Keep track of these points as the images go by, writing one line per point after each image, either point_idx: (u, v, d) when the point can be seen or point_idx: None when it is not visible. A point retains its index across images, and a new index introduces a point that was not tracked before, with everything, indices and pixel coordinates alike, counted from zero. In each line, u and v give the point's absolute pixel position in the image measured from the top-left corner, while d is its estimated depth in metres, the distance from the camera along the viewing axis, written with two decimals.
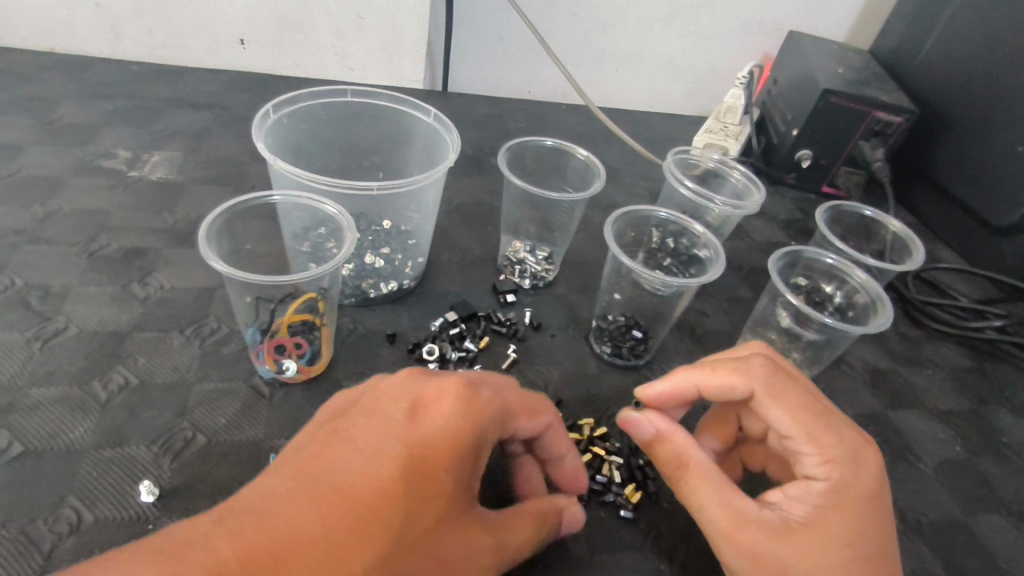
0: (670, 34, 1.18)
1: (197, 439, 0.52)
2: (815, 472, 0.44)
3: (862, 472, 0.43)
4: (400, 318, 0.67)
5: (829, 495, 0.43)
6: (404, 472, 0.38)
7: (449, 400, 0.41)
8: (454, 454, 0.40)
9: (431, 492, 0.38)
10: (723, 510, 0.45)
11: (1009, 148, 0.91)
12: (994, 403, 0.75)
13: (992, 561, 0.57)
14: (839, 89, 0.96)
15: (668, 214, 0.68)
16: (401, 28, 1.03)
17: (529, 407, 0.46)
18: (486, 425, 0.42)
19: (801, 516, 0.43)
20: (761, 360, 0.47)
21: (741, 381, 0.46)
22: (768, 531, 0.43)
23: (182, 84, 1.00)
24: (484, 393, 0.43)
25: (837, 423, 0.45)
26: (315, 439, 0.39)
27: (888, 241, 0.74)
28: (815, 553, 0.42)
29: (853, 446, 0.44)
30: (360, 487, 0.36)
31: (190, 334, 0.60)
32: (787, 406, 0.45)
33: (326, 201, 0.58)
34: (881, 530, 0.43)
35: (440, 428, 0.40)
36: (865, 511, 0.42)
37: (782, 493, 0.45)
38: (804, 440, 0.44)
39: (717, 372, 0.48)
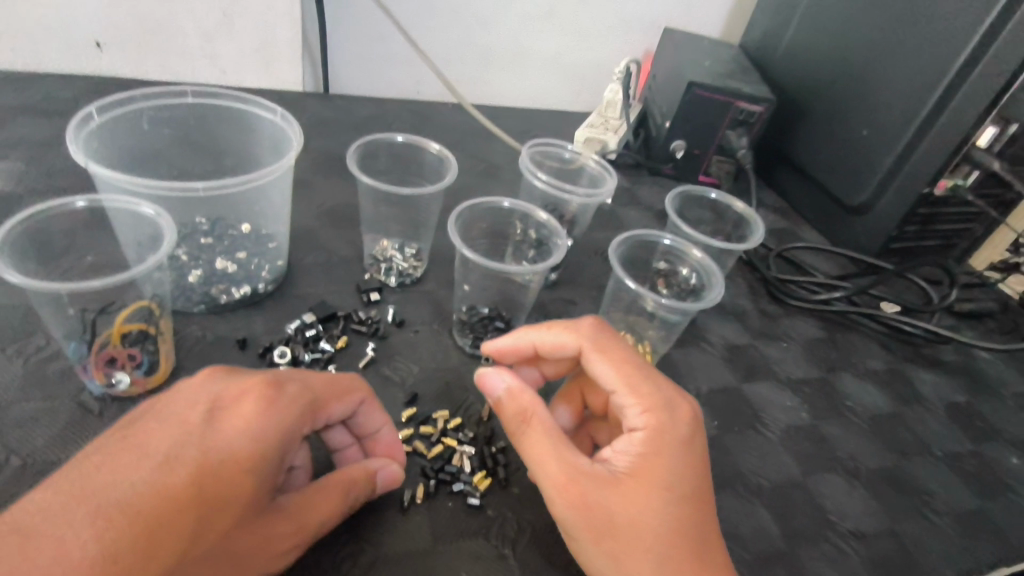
0: (552, 32, 1.20)
1: (8, 462, 0.49)
2: (635, 422, 0.46)
3: (676, 419, 0.46)
4: (254, 322, 0.66)
5: (648, 442, 0.45)
6: (203, 474, 0.37)
7: (250, 400, 0.41)
8: (259, 456, 0.39)
9: (234, 495, 0.38)
10: (559, 466, 0.46)
11: (855, 132, 0.98)
12: (841, 369, 0.80)
13: (823, 516, 0.61)
14: (704, 81, 1.01)
15: (512, 204, 0.69)
16: (274, 29, 1.01)
17: (338, 391, 0.47)
18: (294, 423, 0.42)
19: (626, 467, 0.44)
20: (589, 320, 0.52)
21: (571, 339, 0.51)
22: (596, 483, 0.44)
23: (32, 91, 0.94)
24: (292, 391, 0.43)
25: (656, 377, 0.48)
26: (98, 449, 0.36)
27: (736, 218, 0.80)
28: (638, 498, 0.43)
29: (666, 398, 0.47)
30: (147, 496, 0.34)
31: (12, 352, 0.57)
32: (610, 359, 0.49)
33: (140, 202, 0.55)
34: (697, 474, 0.45)
35: (242, 431, 0.39)
36: (679, 455, 0.45)
37: (612, 449, 0.47)
38: (625, 390, 0.47)
39: (552, 329, 0.52)
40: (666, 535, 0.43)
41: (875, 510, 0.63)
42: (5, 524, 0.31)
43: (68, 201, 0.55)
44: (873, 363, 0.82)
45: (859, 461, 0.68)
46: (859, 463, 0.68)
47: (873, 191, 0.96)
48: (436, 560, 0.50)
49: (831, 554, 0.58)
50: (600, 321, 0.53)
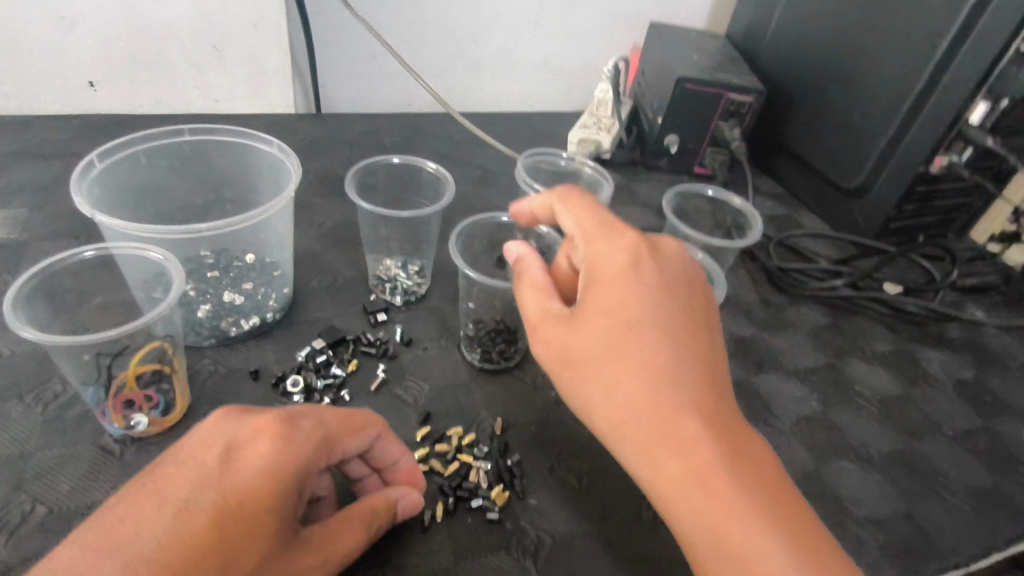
0: (539, 36, 1.21)
1: (37, 510, 0.50)
2: (580, 249, 0.53)
3: (616, 251, 0.51)
4: (265, 352, 0.67)
5: (594, 272, 0.50)
6: (219, 520, 0.37)
7: (263, 441, 0.41)
8: (275, 494, 0.39)
9: (254, 535, 0.38)
10: (548, 332, 0.51)
11: (848, 116, 0.97)
12: (849, 354, 0.80)
13: (839, 505, 0.62)
14: (693, 76, 1.01)
15: (509, 218, 0.70)
16: (263, 55, 1.02)
17: (353, 425, 0.47)
18: (309, 457, 0.42)
19: (583, 299, 0.49)
20: (565, 188, 0.58)
21: (545, 200, 0.58)
22: (562, 323, 0.49)
23: (29, 135, 0.95)
24: (306, 426, 0.43)
25: (616, 233, 0.53)
26: (121, 498, 0.38)
27: (734, 214, 0.79)
28: (608, 366, 0.46)
29: (616, 245, 0.51)
30: (165, 548, 0.36)
31: (32, 400, 0.58)
32: (596, 231, 0.52)
33: (150, 248, 0.56)
34: (660, 314, 0.48)
35: (257, 471, 0.39)
36: (625, 282, 0.49)
37: (598, 320, 0.49)
38: (577, 230, 0.54)
39: (566, 208, 0.56)
40: (634, 350, 0.46)
41: (891, 495, 0.64)
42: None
43: (75, 252, 0.56)
44: (880, 346, 0.83)
45: (872, 447, 0.68)
46: (872, 449, 0.68)
47: (870, 173, 0.95)
48: None
49: (850, 542, 0.58)
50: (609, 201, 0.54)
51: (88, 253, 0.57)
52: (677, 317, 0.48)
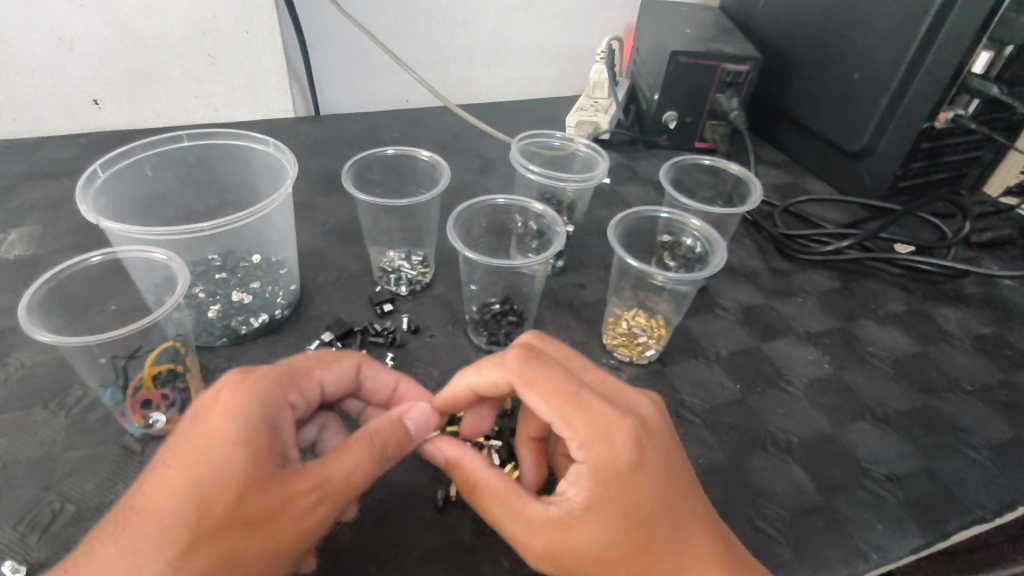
0: (530, 22, 1.20)
1: (65, 509, 0.52)
2: (577, 455, 0.43)
3: (617, 443, 0.42)
4: (277, 347, 0.68)
5: (594, 478, 0.42)
6: (189, 462, 0.39)
7: (223, 389, 0.43)
8: (237, 428, 0.40)
9: (233, 472, 0.39)
10: (517, 519, 0.45)
11: (847, 76, 0.96)
12: (861, 316, 0.79)
13: (857, 465, 0.61)
14: (687, 49, 1.00)
15: (506, 200, 0.70)
16: (257, 61, 1.03)
17: (326, 361, 0.52)
18: (267, 392, 0.44)
19: (579, 504, 0.43)
20: (517, 351, 0.47)
21: (500, 374, 0.48)
22: (554, 527, 0.44)
23: (40, 155, 0.98)
24: (261, 370, 0.46)
25: (587, 400, 0.44)
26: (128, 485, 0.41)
27: (734, 181, 0.79)
28: (595, 535, 0.42)
29: (606, 420, 0.43)
30: (151, 501, 0.38)
31: (55, 406, 0.59)
32: (538, 394, 0.45)
33: (153, 249, 0.57)
34: (656, 489, 0.42)
35: (223, 416, 0.41)
36: (631, 482, 0.42)
37: (566, 484, 0.45)
38: (561, 424, 0.44)
39: (483, 369, 0.50)
40: (636, 558, 0.42)
41: (909, 452, 0.63)
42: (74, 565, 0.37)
43: (83, 258, 0.57)
44: (893, 306, 0.82)
45: (889, 406, 0.68)
46: (889, 408, 0.67)
47: (874, 133, 0.94)
48: (476, 553, 0.51)
49: (869, 501, 0.58)
50: (525, 345, 0.48)
51: (96, 260, 0.59)
52: (669, 467, 0.43)
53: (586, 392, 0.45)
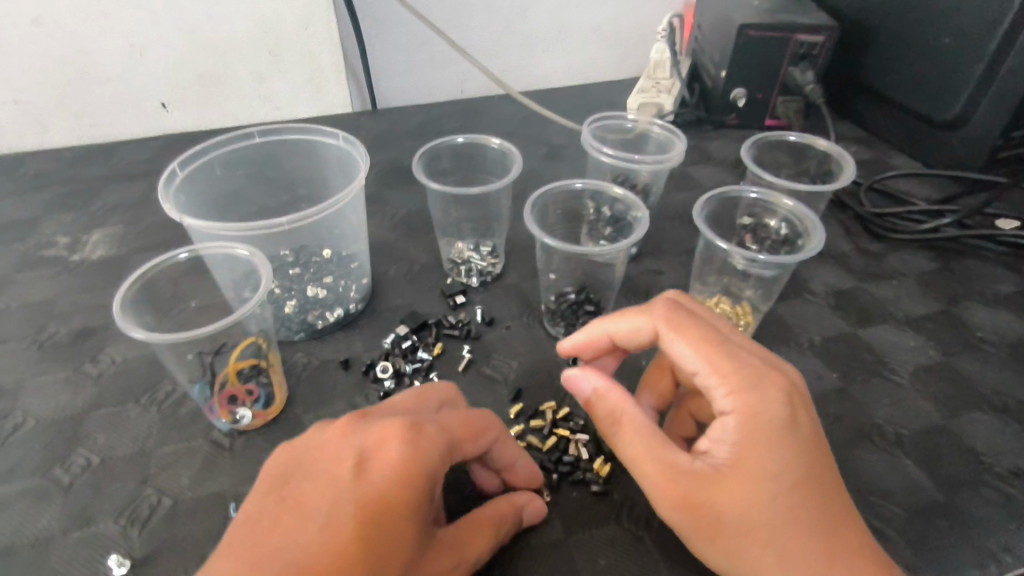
0: (587, 3, 1.17)
1: (163, 503, 0.52)
2: (724, 405, 0.41)
3: (769, 397, 0.40)
4: (353, 341, 0.68)
5: (744, 432, 0.40)
6: (361, 527, 0.38)
7: (394, 450, 0.41)
8: (408, 504, 0.40)
9: (389, 530, 0.38)
10: (656, 465, 0.42)
11: (937, 41, 0.88)
12: (965, 299, 0.73)
13: (978, 460, 0.56)
14: (756, 21, 0.95)
15: (584, 184, 0.68)
16: (318, 57, 1.03)
17: (476, 426, 0.47)
18: (436, 465, 0.42)
19: (726, 459, 0.40)
20: (662, 302, 0.47)
21: (645, 321, 0.46)
22: (696, 480, 0.40)
23: (117, 159, 1.00)
24: (430, 432, 0.43)
25: (737, 352, 0.42)
26: (264, 514, 0.38)
27: (819, 156, 0.74)
28: (746, 493, 0.39)
29: (757, 374, 0.41)
30: (315, 558, 0.36)
31: (146, 402, 0.61)
32: (688, 339, 0.43)
33: (235, 245, 0.58)
34: (806, 455, 0.39)
35: (389, 469, 0.40)
36: (783, 439, 0.39)
37: (709, 439, 0.42)
38: (709, 371, 0.42)
39: (626, 315, 0.48)
40: (785, 526, 0.38)
41: None
42: None
43: (171, 255, 0.58)
44: (1001, 287, 0.75)
45: (1008, 395, 0.62)
46: (1008, 398, 0.62)
47: (968, 102, 0.87)
48: (570, 552, 0.49)
49: (996, 499, 0.53)
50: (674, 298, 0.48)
51: (183, 257, 0.60)
52: (819, 441, 0.41)
53: (736, 344, 0.43)
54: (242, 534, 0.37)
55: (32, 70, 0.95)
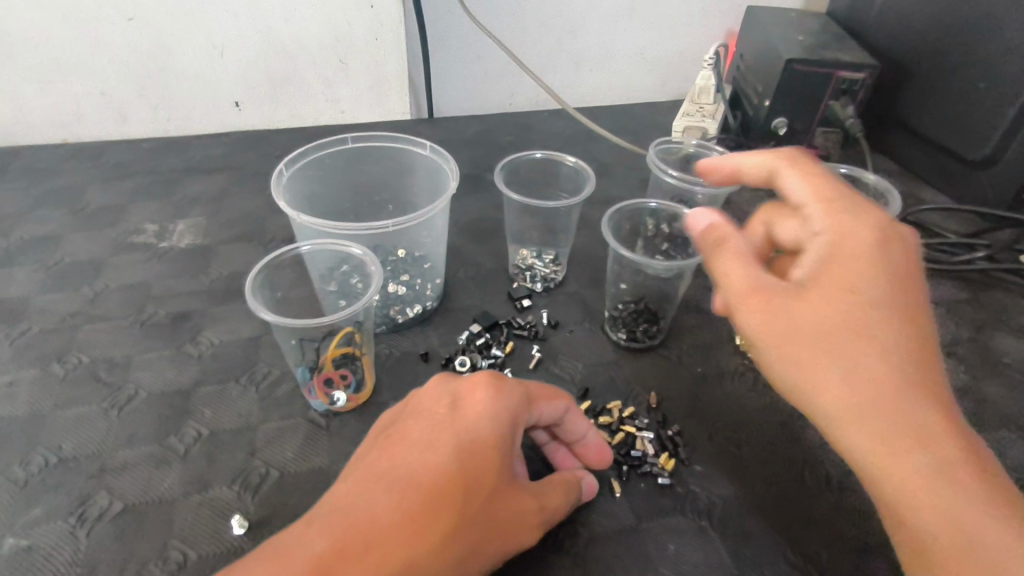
0: (635, 28, 1.23)
1: (271, 473, 0.58)
2: (821, 227, 0.46)
3: (864, 224, 0.45)
4: (430, 337, 0.73)
5: (833, 244, 0.45)
6: (458, 450, 0.44)
7: (481, 390, 0.48)
8: (495, 435, 0.46)
9: (476, 456, 0.44)
10: (740, 276, 0.46)
11: (973, 85, 0.95)
12: (993, 328, 0.79)
13: (1007, 474, 0.62)
14: (802, 57, 1.01)
15: (658, 204, 0.74)
16: (384, 66, 1.09)
17: (549, 396, 0.53)
18: (516, 406, 0.49)
19: (811, 274, 0.44)
20: (786, 149, 0.53)
21: (766, 157, 0.52)
22: (779, 291, 0.44)
23: (192, 152, 1.06)
24: (511, 382, 0.50)
25: (845, 195, 0.48)
26: (374, 446, 0.46)
27: (872, 191, 0.80)
28: (822, 298, 0.42)
29: (861, 211, 0.46)
30: (422, 474, 0.43)
31: (246, 381, 0.66)
32: (799, 175, 0.50)
33: (351, 244, 0.64)
34: (895, 277, 0.43)
35: (476, 410, 0.47)
36: (869, 257, 0.43)
37: (799, 264, 0.46)
38: (813, 197, 0.48)
39: (752, 155, 0.54)
40: (849, 333, 0.41)
41: None
42: (328, 506, 0.42)
43: (297, 248, 0.64)
44: None
45: None
46: None
47: (997, 146, 0.93)
48: (642, 537, 0.55)
49: None
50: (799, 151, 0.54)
51: (303, 250, 0.66)
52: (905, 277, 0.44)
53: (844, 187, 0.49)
54: (361, 462, 0.45)
55: (118, 65, 1.00)
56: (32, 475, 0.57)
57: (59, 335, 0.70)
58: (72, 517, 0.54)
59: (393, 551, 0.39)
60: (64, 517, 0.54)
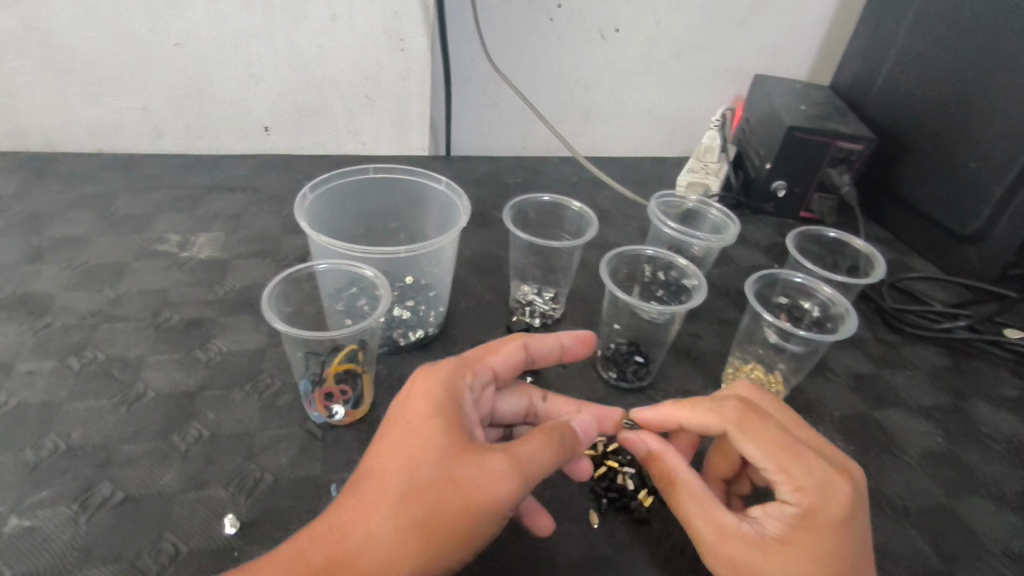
0: (648, 87, 1.30)
1: (266, 478, 0.60)
2: (788, 497, 0.49)
3: (830, 500, 0.48)
4: (429, 361, 0.77)
5: (798, 517, 0.48)
6: (399, 432, 0.48)
7: (415, 378, 0.53)
8: (434, 409, 0.50)
9: (416, 429, 0.48)
10: (706, 523, 0.52)
11: (963, 164, 1.00)
12: (972, 397, 0.82)
13: (976, 539, 0.64)
14: (803, 125, 1.07)
15: (654, 251, 0.78)
16: (408, 105, 1.16)
17: (495, 346, 0.59)
18: (449, 382, 0.53)
19: (774, 533, 0.49)
20: (734, 402, 0.53)
21: (715, 419, 0.54)
22: (743, 543, 0.50)
23: (219, 171, 1.12)
24: (441, 363, 0.55)
25: (808, 458, 0.49)
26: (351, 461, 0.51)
27: (856, 256, 0.86)
28: (781, 564, 0.48)
29: (824, 475, 0.48)
30: (374, 466, 0.47)
31: (249, 389, 0.69)
32: (756, 438, 0.51)
33: (364, 267, 0.68)
34: (856, 550, 0.47)
35: (412, 396, 0.51)
36: (834, 536, 0.47)
37: (762, 511, 0.51)
38: (775, 469, 0.50)
39: (700, 407, 0.56)
40: None
41: None
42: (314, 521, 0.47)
43: (314, 265, 0.68)
44: (1005, 390, 0.83)
45: (1005, 486, 0.70)
46: (1006, 488, 0.69)
47: (985, 220, 0.97)
48: (615, 568, 0.57)
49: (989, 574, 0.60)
50: (743, 402, 0.54)
51: (318, 268, 0.69)
52: (863, 548, 0.48)
53: (807, 448, 0.50)
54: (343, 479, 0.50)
55: (161, 85, 1.07)
56: (40, 460, 0.59)
57: (78, 331, 0.74)
58: (74, 503, 0.56)
59: (359, 537, 0.43)
60: (66, 503, 0.56)
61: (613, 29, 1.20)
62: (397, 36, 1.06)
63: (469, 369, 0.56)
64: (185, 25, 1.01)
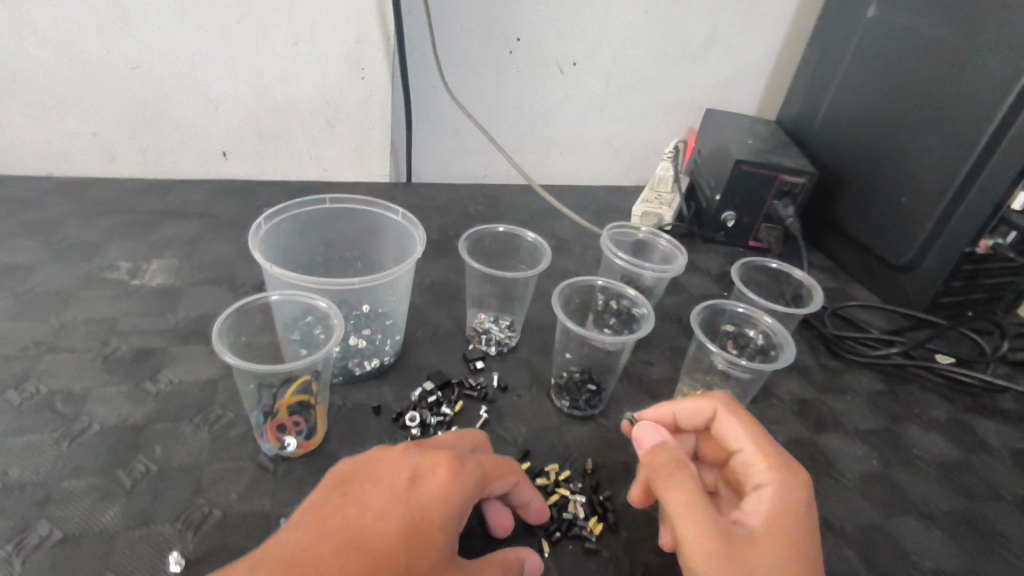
0: (605, 118, 1.34)
1: (214, 512, 0.59)
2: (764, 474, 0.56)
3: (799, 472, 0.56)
4: (384, 390, 0.77)
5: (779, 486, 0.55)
6: (408, 526, 0.47)
7: (441, 470, 0.50)
8: (447, 516, 0.48)
9: (422, 532, 0.47)
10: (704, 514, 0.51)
11: (895, 199, 1.06)
12: (906, 420, 0.86)
13: (906, 557, 0.67)
14: (750, 159, 1.11)
15: (605, 282, 0.81)
16: (368, 132, 1.17)
17: (502, 472, 0.56)
18: (470, 491, 0.51)
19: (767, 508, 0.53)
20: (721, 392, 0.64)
21: (708, 403, 0.63)
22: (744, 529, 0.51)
23: (174, 197, 1.11)
24: (470, 465, 0.52)
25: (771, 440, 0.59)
26: (329, 502, 0.48)
27: (797, 284, 0.90)
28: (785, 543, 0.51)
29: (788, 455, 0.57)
30: (371, 545, 0.45)
31: (199, 421, 0.68)
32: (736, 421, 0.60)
33: (317, 297, 0.69)
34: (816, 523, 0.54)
35: (433, 488, 0.49)
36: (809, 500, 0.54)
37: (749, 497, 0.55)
38: (751, 448, 0.58)
39: (694, 399, 0.64)
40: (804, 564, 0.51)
41: (952, 550, 0.68)
42: (273, 557, 0.44)
43: (267, 295, 0.68)
44: (936, 412, 0.88)
45: (934, 505, 0.74)
46: (935, 507, 0.73)
47: (916, 252, 1.03)
48: None
49: None
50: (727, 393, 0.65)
51: (271, 298, 0.70)
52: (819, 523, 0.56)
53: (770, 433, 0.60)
54: (313, 516, 0.47)
55: (114, 108, 1.06)
56: None
57: (20, 362, 0.72)
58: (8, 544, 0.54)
59: None
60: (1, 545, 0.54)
61: (571, 63, 1.24)
62: (358, 66, 1.07)
63: (486, 486, 0.53)
64: (143, 48, 1.01)
